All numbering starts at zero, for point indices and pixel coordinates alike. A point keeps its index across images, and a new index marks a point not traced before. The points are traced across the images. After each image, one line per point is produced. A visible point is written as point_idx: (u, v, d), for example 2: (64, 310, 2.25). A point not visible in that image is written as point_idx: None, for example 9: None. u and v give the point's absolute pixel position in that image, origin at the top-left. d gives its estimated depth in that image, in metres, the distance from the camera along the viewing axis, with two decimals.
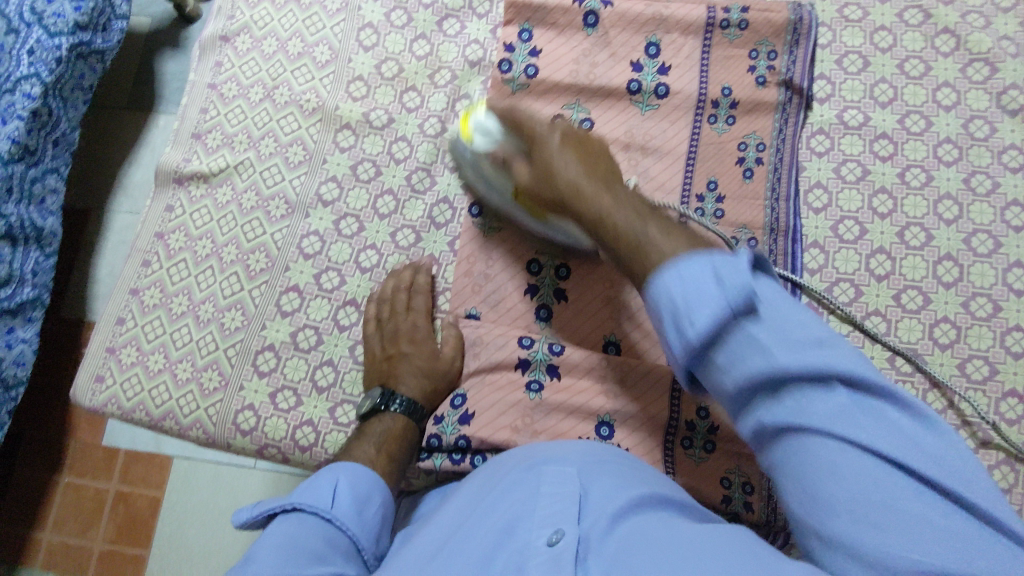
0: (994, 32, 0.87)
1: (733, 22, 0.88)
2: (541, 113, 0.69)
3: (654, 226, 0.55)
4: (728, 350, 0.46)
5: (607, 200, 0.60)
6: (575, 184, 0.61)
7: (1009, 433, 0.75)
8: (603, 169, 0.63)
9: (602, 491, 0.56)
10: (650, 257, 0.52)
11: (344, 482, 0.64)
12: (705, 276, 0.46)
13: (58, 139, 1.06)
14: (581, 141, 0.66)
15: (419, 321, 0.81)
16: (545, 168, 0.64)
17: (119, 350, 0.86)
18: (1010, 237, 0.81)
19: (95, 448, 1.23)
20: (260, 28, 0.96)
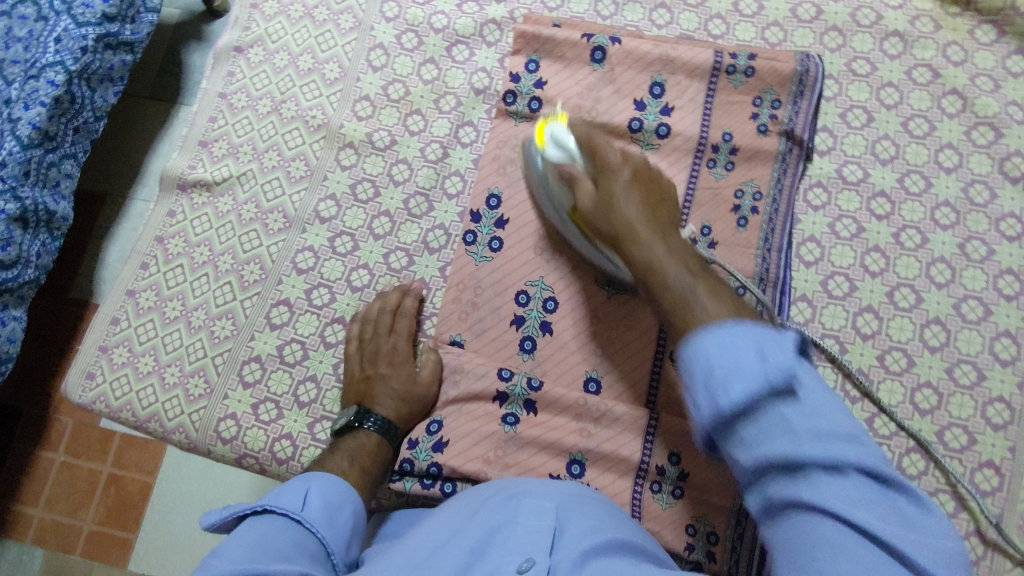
0: (1002, 97, 0.87)
1: (739, 68, 0.87)
2: (619, 154, 0.71)
3: (709, 298, 0.55)
4: (729, 358, 0.43)
5: (662, 246, 0.63)
6: (630, 224, 0.65)
7: (981, 505, 0.75)
8: (672, 243, 0.64)
9: (577, 529, 0.59)
10: (688, 307, 0.55)
11: (316, 489, 0.65)
12: (745, 342, 0.44)
13: (80, 126, 1.07)
14: (653, 206, 0.68)
15: (401, 344, 0.82)
16: (604, 207, 0.68)
17: (111, 349, 0.88)
18: (1000, 306, 0.81)
19: (90, 433, 1.25)
20: (274, 41, 0.97)
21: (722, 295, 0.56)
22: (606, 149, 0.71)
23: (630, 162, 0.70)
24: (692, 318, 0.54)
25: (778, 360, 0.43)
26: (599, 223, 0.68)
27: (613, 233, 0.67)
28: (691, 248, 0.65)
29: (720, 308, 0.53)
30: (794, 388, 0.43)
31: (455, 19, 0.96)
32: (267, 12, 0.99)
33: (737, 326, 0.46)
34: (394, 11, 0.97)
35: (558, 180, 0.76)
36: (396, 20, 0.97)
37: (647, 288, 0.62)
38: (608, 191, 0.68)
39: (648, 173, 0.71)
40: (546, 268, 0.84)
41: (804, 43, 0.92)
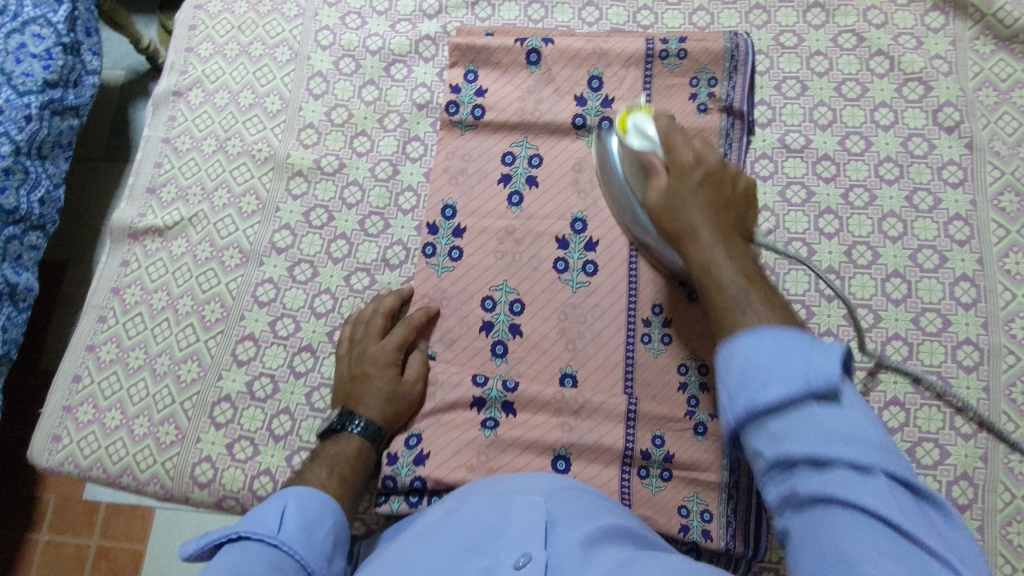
0: (925, 53, 0.90)
1: (672, 52, 0.89)
2: (683, 143, 0.69)
3: (758, 314, 0.55)
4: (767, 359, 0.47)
5: (722, 251, 0.62)
6: (693, 227, 0.64)
7: (964, 448, 0.75)
8: (734, 248, 0.62)
9: (569, 520, 0.58)
10: (738, 316, 0.55)
11: (293, 505, 0.63)
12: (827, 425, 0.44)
13: (46, 198, 1.07)
14: (731, 230, 0.64)
15: (389, 345, 0.79)
16: (678, 201, 0.66)
17: (76, 408, 0.85)
18: (954, 251, 0.82)
19: (73, 505, 1.21)
20: (212, 81, 0.97)
21: (778, 311, 0.55)
22: (682, 146, 0.69)
23: (694, 228, 0.64)
24: (738, 323, 0.55)
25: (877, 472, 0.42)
26: (664, 220, 0.67)
27: (677, 240, 0.66)
28: (756, 269, 0.61)
29: (768, 359, 0.52)
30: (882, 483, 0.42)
31: (390, 39, 0.97)
32: (203, 54, 0.99)
33: (819, 386, 0.47)
34: (329, 39, 0.98)
35: (631, 171, 0.75)
36: (332, 47, 0.98)
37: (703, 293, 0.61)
38: (673, 180, 0.67)
39: (725, 215, 0.65)
40: (509, 270, 0.84)
41: (730, 23, 0.94)
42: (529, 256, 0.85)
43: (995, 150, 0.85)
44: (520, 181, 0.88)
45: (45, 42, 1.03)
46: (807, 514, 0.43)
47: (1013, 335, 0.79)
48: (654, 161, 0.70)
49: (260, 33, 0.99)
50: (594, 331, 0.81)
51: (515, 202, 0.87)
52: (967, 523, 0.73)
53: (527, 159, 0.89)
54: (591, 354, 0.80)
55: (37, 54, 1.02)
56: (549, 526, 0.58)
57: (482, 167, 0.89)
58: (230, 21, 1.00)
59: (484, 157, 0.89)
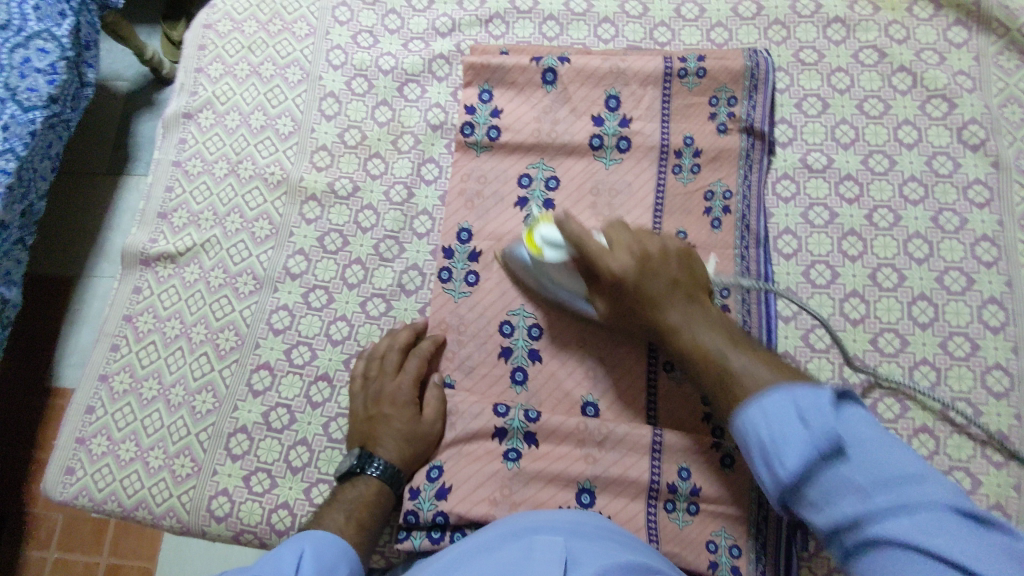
0: (949, 68, 0.88)
1: (691, 71, 0.88)
2: (621, 243, 0.71)
3: (745, 357, 0.61)
4: (777, 427, 0.51)
5: (704, 326, 0.66)
6: (675, 328, 0.68)
7: (995, 477, 0.74)
8: (708, 310, 0.68)
9: (588, 561, 0.57)
10: (741, 384, 0.59)
11: (309, 552, 0.61)
12: (783, 405, 0.52)
13: (27, 211, 1.05)
14: (651, 269, 0.70)
15: (406, 383, 0.78)
16: (647, 299, 0.69)
17: (89, 440, 0.84)
18: (982, 273, 0.81)
19: (82, 525, 1.20)
20: (223, 103, 0.96)
21: (758, 352, 0.62)
22: (619, 234, 0.72)
23: (673, 326, 0.68)
24: (733, 372, 0.60)
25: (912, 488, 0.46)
26: (632, 300, 0.71)
27: (654, 329, 0.70)
28: (724, 316, 0.69)
29: (754, 365, 0.60)
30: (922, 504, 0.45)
31: (403, 59, 0.96)
32: (213, 75, 0.97)
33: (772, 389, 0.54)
34: (341, 58, 0.96)
35: (566, 280, 0.76)
36: (344, 67, 0.96)
37: (697, 374, 0.65)
38: (638, 283, 0.69)
39: (644, 256, 0.70)
40: (528, 296, 0.83)
41: (749, 39, 0.92)
42: None
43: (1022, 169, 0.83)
44: (537, 205, 0.86)
45: (50, 56, 1.02)
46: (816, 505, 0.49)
47: None
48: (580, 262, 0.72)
49: (271, 53, 0.98)
50: (615, 358, 0.80)
51: None
52: None
53: (544, 182, 0.87)
54: (613, 383, 0.79)
55: (42, 69, 1.01)
56: (569, 563, 0.57)
57: (498, 190, 0.87)
58: (240, 40, 0.99)
59: (500, 180, 0.88)
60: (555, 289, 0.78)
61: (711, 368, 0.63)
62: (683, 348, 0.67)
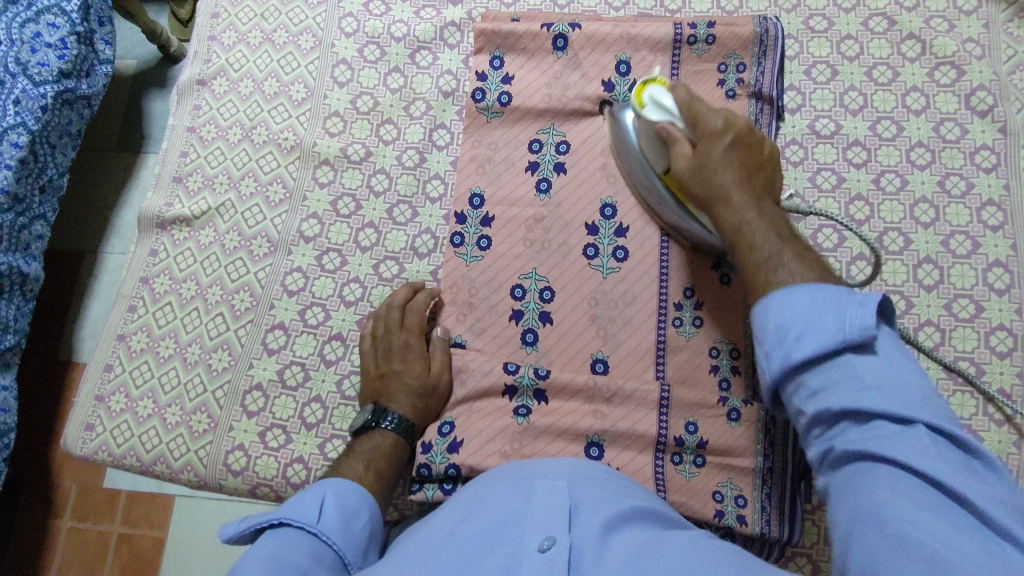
0: (958, 36, 0.89)
1: (700, 37, 0.88)
2: (708, 109, 0.71)
3: (773, 240, 0.62)
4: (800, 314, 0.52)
5: (753, 211, 0.65)
6: (726, 195, 0.66)
7: (996, 434, 0.75)
8: (765, 208, 0.65)
9: (590, 506, 0.58)
10: (772, 272, 0.59)
11: (331, 496, 0.64)
12: (819, 300, 0.51)
13: (46, 184, 1.06)
14: (750, 178, 0.67)
15: (413, 340, 0.81)
16: (704, 170, 0.68)
17: (108, 397, 0.86)
18: (987, 237, 0.81)
19: (95, 493, 1.22)
20: (236, 70, 0.97)
21: (812, 262, 0.59)
22: (708, 113, 0.70)
23: (727, 122, 0.69)
24: (772, 281, 0.58)
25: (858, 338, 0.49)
26: (692, 187, 0.70)
27: (705, 202, 0.69)
28: (785, 215, 0.66)
29: (797, 271, 0.57)
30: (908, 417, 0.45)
31: (415, 26, 0.96)
32: (227, 43, 0.99)
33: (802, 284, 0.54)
34: (353, 26, 0.97)
35: (649, 143, 0.77)
36: (356, 34, 0.97)
37: (737, 250, 0.65)
38: (706, 159, 0.68)
39: (744, 166, 0.67)
40: (538, 259, 0.84)
41: (759, 7, 0.93)
42: (557, 244, 0.84)
43: None
44: (548, 168, 0.87)
45: (60, 31, 1.03)
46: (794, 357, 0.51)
47: None
48: (676, 133, 0.72)
49: (284, 21, 0.98)
50: (624, 318, 0.81)
51: (544, 189, 0.87)
52: None
53: (555, 147, 0.88)
54: (622, 341, 0.80)
55: (52, 44, 1.02)
56: (573, 512, 0.57)
57: (509, 155, 0.88)
58: (253, 8, 1.00)
59: (511, 145, 0.89)
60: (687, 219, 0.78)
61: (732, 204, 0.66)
62: (710, 159, 0.68)
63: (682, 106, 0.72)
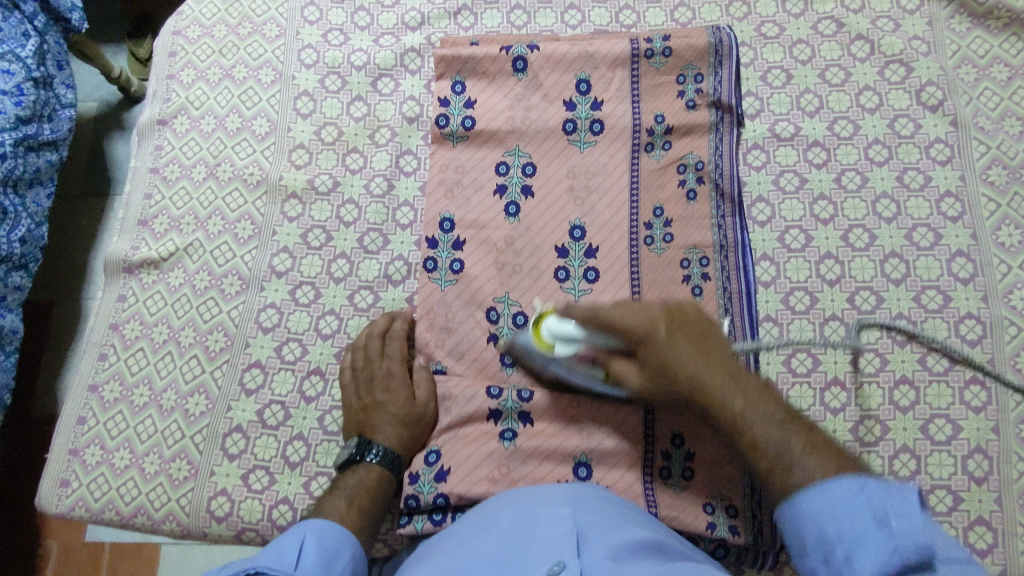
0: (904, 34, 0.92)
1: (657, 50, 0.90)
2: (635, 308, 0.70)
3: (798, 442, 0.60)
4: (845, 522, 0.53)
5: (740, 395, 0.64)
6: (675, 368, 0.67)
7: (974, 420, 0.77)
8: (790, 425, 0.62)
9: (596, 534, 0.58)
10: (789, 472, 0.59)
11: (310, 541, 0.63)
12: (848, 493, 0.54)
13: (26, 236, 1.04)
14: (676, 324, 0.69)
15: (395, 368, 0.80)
16: (666, 380, 0.68)
17: (83, 450, 0.83)
18: (948, 228, 0.84)
19: (77, 551, 1.18)
20: (197, 108, 0.96)
21: (823, 449, 0.60)
22: (630, 320, 0.69)
23: (653, 321, 0.69)
24: (772, 455, 0.61)
25: (900, 525, 0.51)
26: (648, 361, 0.69)
27: (687, 398, 0.67)
28: (758, 379, 0.66)
29: (815, 467, 0.58)
30: (924, 563, 0.50)
31: (375, 54, 0.97)
32: (185, 81, 0.97)
33: (826, 478, 0.57)
34: (313, 57, 0.97)
35: (581, 365, 0.76)
36: (316, 65, 0.97)
37: (739, 446, 0.64)
38: (661, 360, 0.68)
39: (667, 311, 0.70)
40: (513, 280, 0.84)
41: (712, 17, 0.95)
42: (530, 266, 0.85)
43: (979, 126, 0.87)
44: (515, 191, 0.88)
45: (16, 77, 1.00)
46: (828, 542, 0.54)
47: (1012, 306, 0.80)
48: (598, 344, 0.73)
49: (242, 56, 0.98)
50: None
51: (512, 211, 0.87)
52: (984, 495, 0.74)
53: (522, 168, 0.89)
54: None
55: (8, 91, 0.99)
56: (579, 538, 0.58)
57: (477, 178, 0.89)
58: (210, 45, 0.99)
59: (478, 168, 0.89)
60: (576, 374, 0.76)
61: (760, 455, 0.62)
62: (660, 328, 0.68)
63: (583, 331, 0.72)
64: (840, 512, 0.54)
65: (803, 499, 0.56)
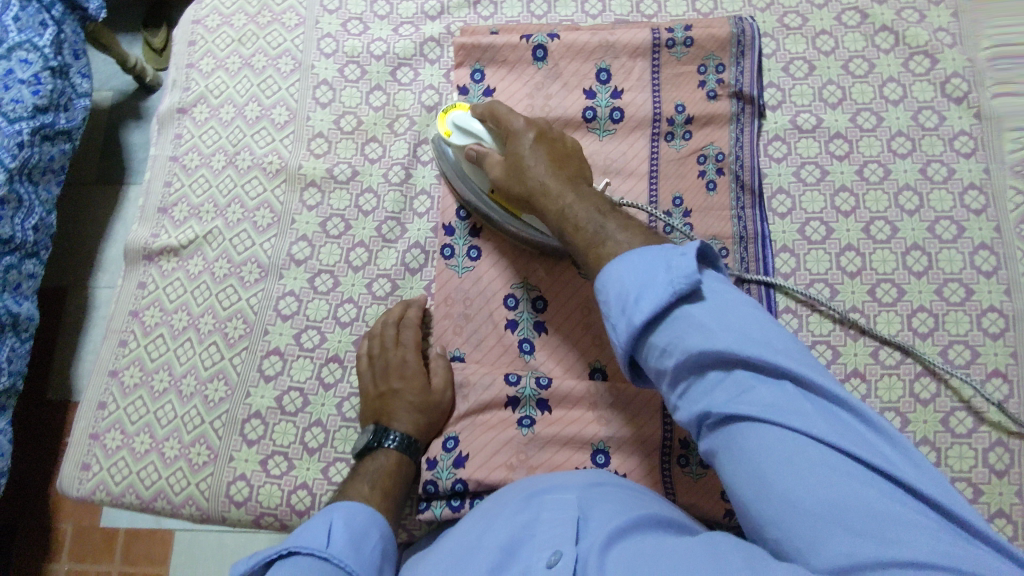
0: (929, 26, 0.91)
1: (678, 40, 0.89)
2: (533, 158, 0.71)
3: (616, 223, 0.63)
4: (642, 282, 0.54)
5: (570, 194, 0.68)
6: (547, 193, 0.69)
7: (997, 413, 0.76)
8: (601, 203, 0.67)
9: (599, 516, 0.57)
10: (612, 245, 0.61)
11: (338, 520, 0.63)
12: (654, 271, 0.54)
13: (39, 224, 1.05)
14: (547, 137, 0.73)
15: (410, 356, 0.79)
16: (545, 201, 0.69)
17: (103, 435, 0.84)
18: (972, 221, 0.83)
19: (93, 533, 1.19)
20: (216, 96, 0.96)
21: (638, 230, 0.62)
22: (508, 116, 0.76)
23: (512, 133, 0.74)
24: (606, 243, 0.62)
25: (681, 273, 0.53)
26: (510, 186, 0.73)
27: (561, 232, 0.68)
28: (599, 192, 0.70)
29: (626, 241, 0.61)
30: (695, 292, 0.54)
31: (394, 44, 0.97)
32: (205, 69, 0.98)
33: (637, 248, 0.57)
34: (332, 46, 0.97)
35: (501, 211, 0.82)
36: (335, 54, 0.97)
37: (564, 233, 0.67)
38: (531, 193, 0.71)
39: (540, 130, 0.74)
40: (531, 269, 0.84)
41: (734, 7, 0.94)
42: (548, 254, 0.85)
43: (1005, 118, 0.86)
44: None
45: (33, 67, 1.01)
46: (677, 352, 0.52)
47: None
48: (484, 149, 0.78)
49: (262, 45, 0.98)
50: None
51: None
52: (1005, 489, 0.74)
53: None
54: None
55: (25, 80, 1.00)
56: (581, 522, 0.57)
57: None
58: (230, 34, 0.99)
59: None
60: (493, 211, 0.83)
61: (583, 233, 0.65)
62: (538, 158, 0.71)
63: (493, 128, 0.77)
64: (689, 335, 0.52)
65: (618, 260, 0.57)
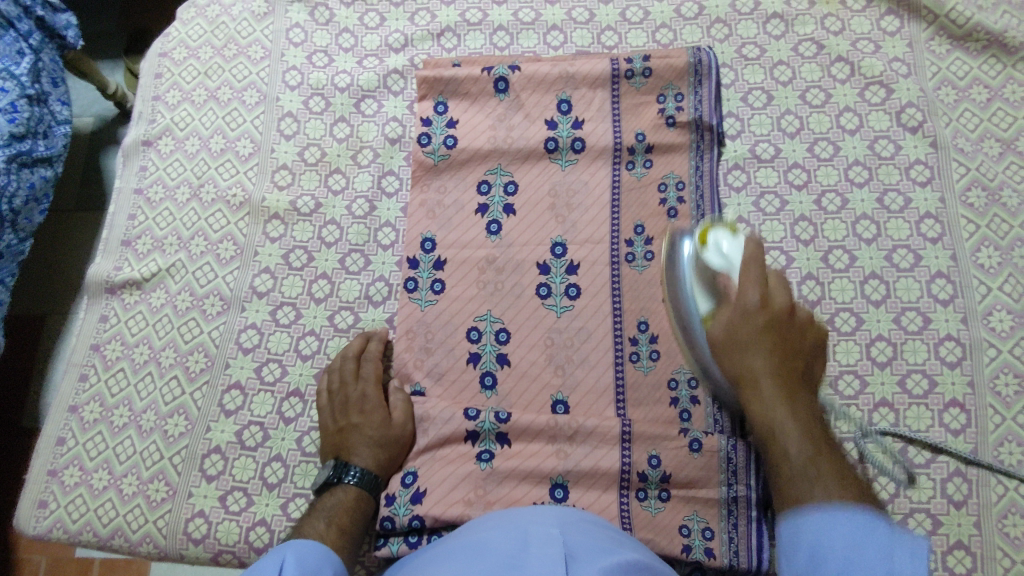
0: (884, 56, 0.92)
1: (637, 70, 0.90)
2: (766, 285, 0.67)
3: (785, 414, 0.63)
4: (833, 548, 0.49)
5: (778, 392, 0.64)
6: (754, 374, 0.65)
7: (953, 442, 0.76)
8: (798, 404, 0.63)
9: (585, 556, 0.56)
10: (812, 489, 0.56)
11: (291, 560, 0.61)
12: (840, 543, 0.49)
13: (5, 251, 1.02)
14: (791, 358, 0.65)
15: (370, 390, 0.80)
16: (736, 345, 0.67)
17: (61, 471, 0.83)
18: (928, 249, 0.83)
19: (66, 567, 1.17)
20: (182, 128, 0.97)
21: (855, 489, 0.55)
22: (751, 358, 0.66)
23: (766, 302, 0.66)
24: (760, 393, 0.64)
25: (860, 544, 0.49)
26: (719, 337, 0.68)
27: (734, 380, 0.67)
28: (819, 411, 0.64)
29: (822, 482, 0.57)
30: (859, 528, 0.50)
31: (358, 76, 0.97)
32: (171, 102, 0.98)
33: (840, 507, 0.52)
34: (297, 78, 0.98)
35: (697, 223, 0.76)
36: (300, 87, 0.97)
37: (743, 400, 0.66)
38: (733, 319, 0.68)
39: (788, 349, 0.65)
40: (493, 301, 0.84)
41: (693, 38, 0.96)
42: (511, 284, 0.85)
43: (959, 147, 0.87)
44: (498, 210, 0.88)
45: (10, 95, 1.01)
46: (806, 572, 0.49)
47: (992, 328, 0.80)
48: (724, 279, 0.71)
49: (228, 77, 0.99)
50: (581, 355, 0.81)
51: (494, 231, 0.87)
52: (964, 520, 0.74)
53: (503, 188, 0.89)
54: (581, 378, 0.80)
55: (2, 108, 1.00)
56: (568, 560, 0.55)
57: (458, 199, 0.89)
58: (196, 66, 1.00)
59: (459, 189, 0.89)
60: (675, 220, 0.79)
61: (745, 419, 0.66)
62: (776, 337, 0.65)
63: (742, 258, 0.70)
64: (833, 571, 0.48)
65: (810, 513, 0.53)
